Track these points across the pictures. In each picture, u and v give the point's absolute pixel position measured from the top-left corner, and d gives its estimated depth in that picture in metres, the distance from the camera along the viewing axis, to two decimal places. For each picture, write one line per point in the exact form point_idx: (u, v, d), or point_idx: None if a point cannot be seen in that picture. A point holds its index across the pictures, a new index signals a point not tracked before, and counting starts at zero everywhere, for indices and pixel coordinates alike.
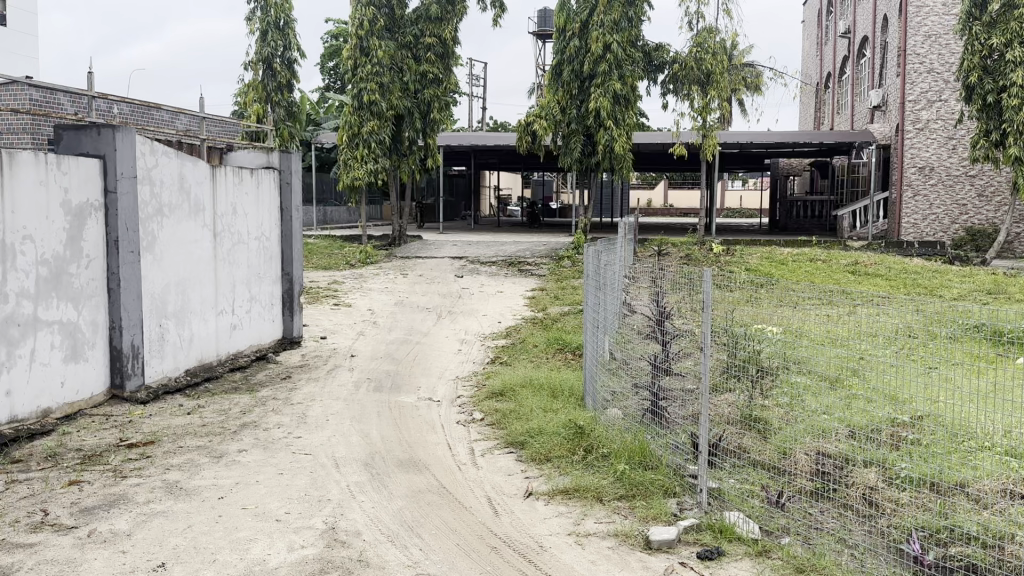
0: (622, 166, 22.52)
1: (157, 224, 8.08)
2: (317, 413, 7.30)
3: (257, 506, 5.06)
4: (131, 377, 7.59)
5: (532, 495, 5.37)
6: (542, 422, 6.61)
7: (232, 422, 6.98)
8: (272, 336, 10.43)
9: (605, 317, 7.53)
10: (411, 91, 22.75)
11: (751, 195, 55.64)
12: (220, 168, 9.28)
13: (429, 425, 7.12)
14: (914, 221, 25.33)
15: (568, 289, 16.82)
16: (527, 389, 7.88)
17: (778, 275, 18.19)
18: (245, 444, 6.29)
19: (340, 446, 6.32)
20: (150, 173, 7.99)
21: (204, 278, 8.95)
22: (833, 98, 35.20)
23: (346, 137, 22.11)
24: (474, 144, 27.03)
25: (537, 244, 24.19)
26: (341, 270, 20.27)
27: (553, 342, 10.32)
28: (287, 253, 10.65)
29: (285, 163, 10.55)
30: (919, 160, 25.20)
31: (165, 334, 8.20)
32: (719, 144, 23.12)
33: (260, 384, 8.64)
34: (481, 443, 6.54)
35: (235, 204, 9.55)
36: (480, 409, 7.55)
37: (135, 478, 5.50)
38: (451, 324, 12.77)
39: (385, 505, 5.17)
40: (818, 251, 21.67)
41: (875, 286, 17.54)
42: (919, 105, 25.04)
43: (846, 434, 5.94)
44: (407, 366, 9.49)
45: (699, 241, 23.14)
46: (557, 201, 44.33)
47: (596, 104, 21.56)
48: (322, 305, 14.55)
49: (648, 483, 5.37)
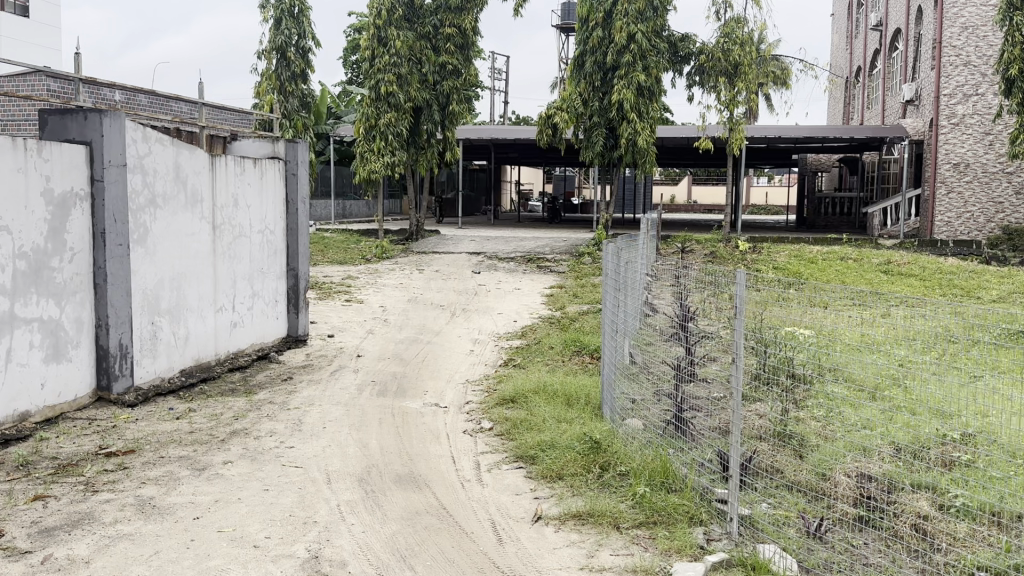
0: (645, 161, 21.88)
1: (149, 215, 7.63)
2: (314, 419, 6.79)
3: (235, 529, 4.56)
4: (119, 378, 7.15)
5: (541, 520, 4.83)
6: (555, 435, 6.07)
7: (222, 428, 6.50)
8: (277, 334, 9.96)
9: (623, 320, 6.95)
10: (430, 82, 22.23)
11: (777, 191, 54.65)
12: (220, 157, 8.82)
13: (433, 434, 6.59)
14: (947, 219, 24.47)
15: (588, 287, 16.24)
16: (540, 396, 7.32)
17: (807, 275, 17.48)
18: (232, 455, 5.80)
19: (335, 458, 5.80)
20: (143, 161, 7.53)
21: (202, 273, 8.49)
22: (863, 93, 34.26)
23: (364, 129, 21.61)
24: (494, 137, 26.49)
25: (558, 240, 23.61)
26: (356, 265, 19.83)
27: (570, 343, 9.76)
28: (293, 247, 10.16)
29: (291, 153, 10.07)
30: (953, 156, 24.31)
31: (157, 332, 7.75)
32: (746, 138, 22.41)
33: (259, 386, 8.16)
34: (487, 457, 5.99)
35: (236, 195, 9.08)
36: (489, 417, 7.02)
37: (106, 493, 5.02)
38: (464, 323, 12.23)
39: (377, 529, 4.65)
40: (848, 249, 20.90)
41: (908, 286, 16.79)
42: (954, 99, 24.12)
43: (889, 453, 5.33)
44: (416, 368, 8.97)
45: (724, 238, 22.45)
46: (579, 196, 43.72)
47: (619, 96, 20.95)
48: (333, 302, 14.08)
49: (672, 510, 4.81)
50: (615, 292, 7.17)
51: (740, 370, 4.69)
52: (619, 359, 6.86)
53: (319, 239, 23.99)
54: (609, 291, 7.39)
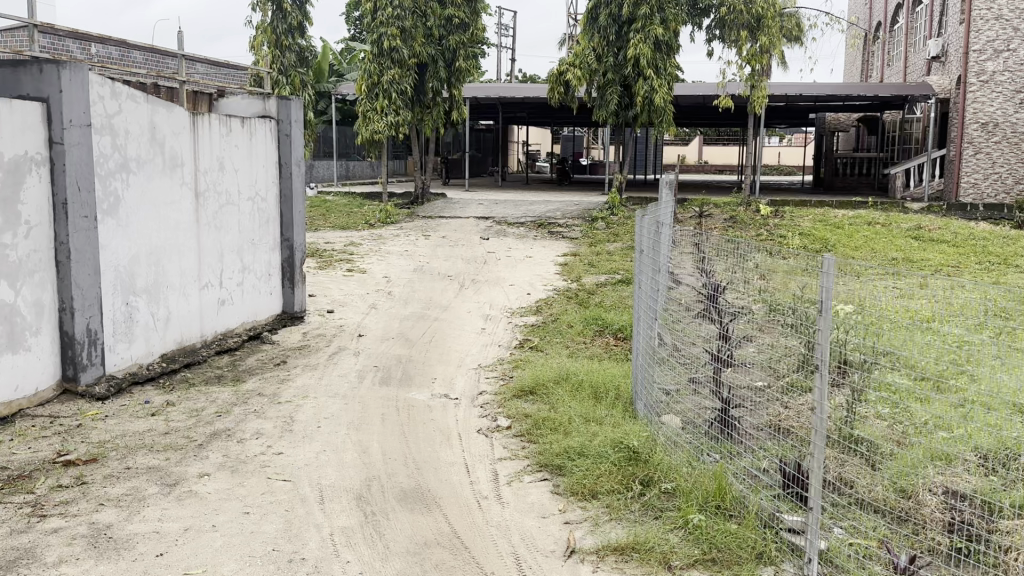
0: (662, 120, 20.86)
1: (122, 181, 6.75)
2: (308, 415, 5.97)
3: (205, 570, 3.76)
4: (87, 368, 6.33)
5: (575, 555, 4.02)
6: (585, 439, 5.24)
7: (201, 429, 5.68)
8: (270, 311, 9.11)
9: (654, 297, 6.16)
10: (435, 37, 21.11)
11: (791, 151, 53.34)
12: (202, 115, 7.90)
13: (443, 434, 5.77)
14: (974, 181, 23.35)
15: (603, 255, 15.34)
16: (563, 387, 6.48)
17: (834, 242, 16.54)
18: (209, 465, 4.99)
19: (329, 469, 4.98)
20: (112, 120, 6.62)
21: (185, 247, 7.63)
22: (884, 48, 32.93)
23: (365, 87, 20.49)
24: (501, 95, 25.36)
25: (569, 203, 22.61)
26: (359, 230, 18.93)
27: (591, 323, 8.91)
28: (288, 215, 9.26)
29: (284, 111, 9.15)
30: (981, 115, 23.16)
31: (133, 314, 6.92)
32: (768, 96, 21.33)
33: (248, 373, 7.35)
34: (506, 465, 5.16)
35: (222, 158, 8.19)
36: (506, 412, 6.19)
37: (55, 520, 4.22)
38: (474, 297, 11.35)
39: (378, 569, 3.84)
40: (876, 214, 19.92)
41: (942, 253, 15.85)
42: (985, 55, 22.84)
43: (980, 463, 4.51)
44: (423, 351, 8.13)
45: (745, 201, 21.48)
46: (589, 157, 42.52)
47: (635, 50, 19.90)
48: (334, 272, 13.21)
49: (734, 544, 3.99)
50: (649, 263, 6.38)
51: (824, 377, 3.84)
52: (652, 343, 6.05)
53: (321, 202, 23.04)
54: (644, 266, 6.59)
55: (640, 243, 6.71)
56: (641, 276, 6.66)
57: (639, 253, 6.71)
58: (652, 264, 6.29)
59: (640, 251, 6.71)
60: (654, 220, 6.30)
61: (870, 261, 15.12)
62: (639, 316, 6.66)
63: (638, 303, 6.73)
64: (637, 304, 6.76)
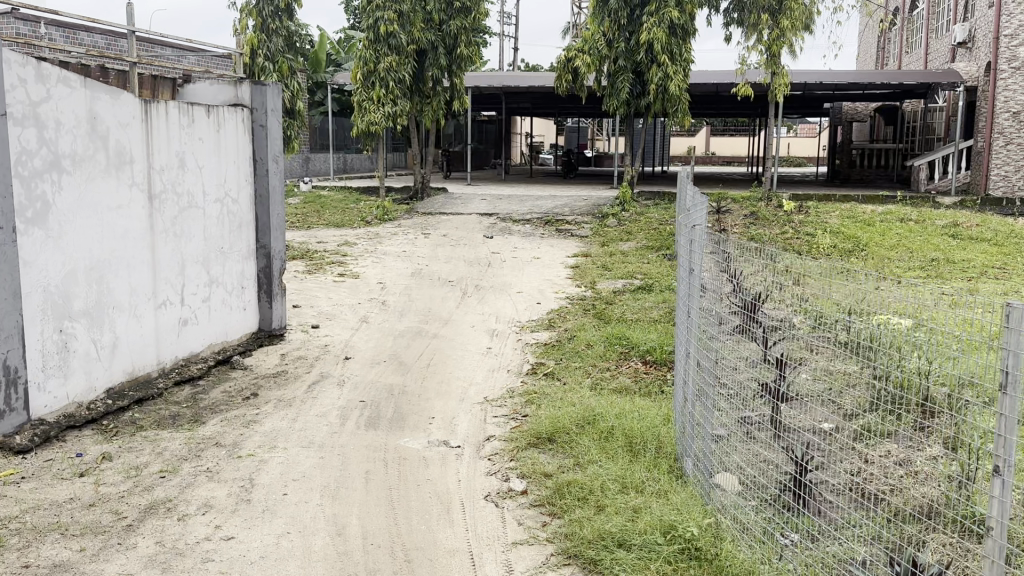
0: (677, 110, 19.68)
1: (52, 183, 5.56)
2: (274, 477, 4.78)
3: None
4: (5, 415, 5.14)
5: None
6: (625, 521, 4.05)
7: (137, 500, 4.49)
8: (243, 328, 7.92)
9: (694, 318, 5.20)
10: (435, 22, 19.84)
11: (800, 142, 52.05)
12: (158, 102, 6.69)
13: (443, 502, 4.57)
14: (1004, 173, 22.06)
15: (617, 257, 14.13)
16: (590, 435, 5.28)
17: (866, 242, 15.34)
18: (134, 561, 3.81)
19: (292, 565, 3.80)
20: (39, 108, 5.41)
21: (135, 259, 6.43)
22: (902, 35, 31.63)
23: (361, 75, 19.26)
24: (505, 85, 24.14)
25: (578, 198, 21.40)
26: (354, 228, 17.72)
27: (614, 343, 7.73)
28: (263, 218, 8.05)
29: (258, 98, 7.93)
30: (1012, 104, 21.83)
31: (70, 343, 5.73)
32: (790, 85, 20.22)
33: (208, 413, 6.15)
34: (523, 556, 3.96)
35: (181, 153, 6.99)
36: (521, 467, 4.99)
37: None
38: (478, 307, 10.13)
39: None
40: (906, 210, 18.70)
41: (983, 253, 14.63)
42: (1016, 41, 21.45)
43: None
44: (419, 380, 6.92)
45: (764, 196, 20.29)
46: (593, 149, 41.25)
47: (650, 35, 18.74)
48: (324, 276, 12.03)
49: None
50: (695, 279, 5.31)
51: (1005, 488, 2.65)
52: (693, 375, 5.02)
53: (315, 197, 21.82)
54: (689, 284, 5.54)
55: (685, 257, 5.70)
56: (689, 297, 5.47)
57: (687, 270, 5.54)
58: (699, 282, 5.22)
59: (688, 269, 5.55)
60: (697, 230, 5.36)
61: (907, 262, 13.86)
62: (682, 345, 5.55)
63: (681, 329, 5.64)
64: (680, 330, 5.69)
